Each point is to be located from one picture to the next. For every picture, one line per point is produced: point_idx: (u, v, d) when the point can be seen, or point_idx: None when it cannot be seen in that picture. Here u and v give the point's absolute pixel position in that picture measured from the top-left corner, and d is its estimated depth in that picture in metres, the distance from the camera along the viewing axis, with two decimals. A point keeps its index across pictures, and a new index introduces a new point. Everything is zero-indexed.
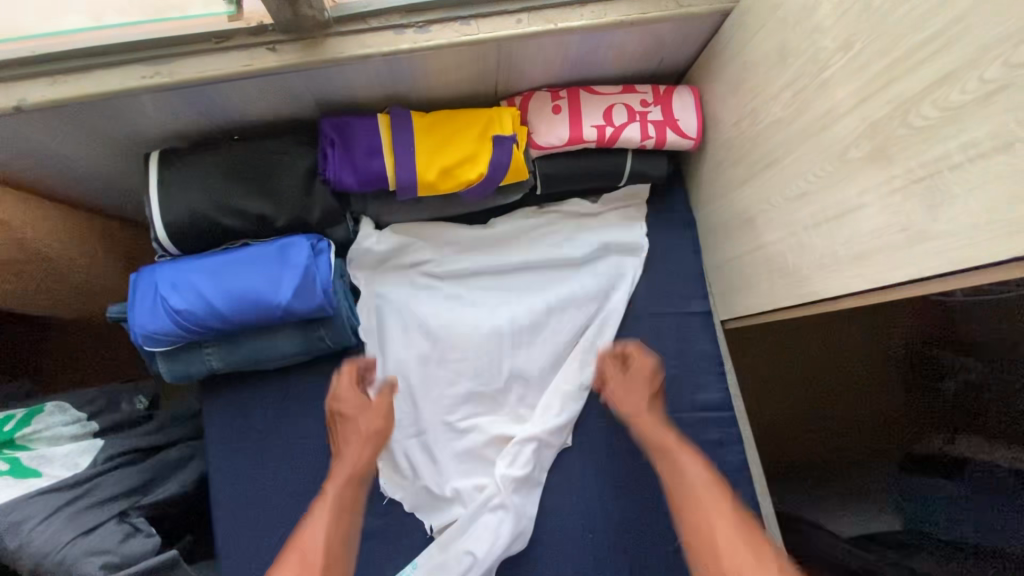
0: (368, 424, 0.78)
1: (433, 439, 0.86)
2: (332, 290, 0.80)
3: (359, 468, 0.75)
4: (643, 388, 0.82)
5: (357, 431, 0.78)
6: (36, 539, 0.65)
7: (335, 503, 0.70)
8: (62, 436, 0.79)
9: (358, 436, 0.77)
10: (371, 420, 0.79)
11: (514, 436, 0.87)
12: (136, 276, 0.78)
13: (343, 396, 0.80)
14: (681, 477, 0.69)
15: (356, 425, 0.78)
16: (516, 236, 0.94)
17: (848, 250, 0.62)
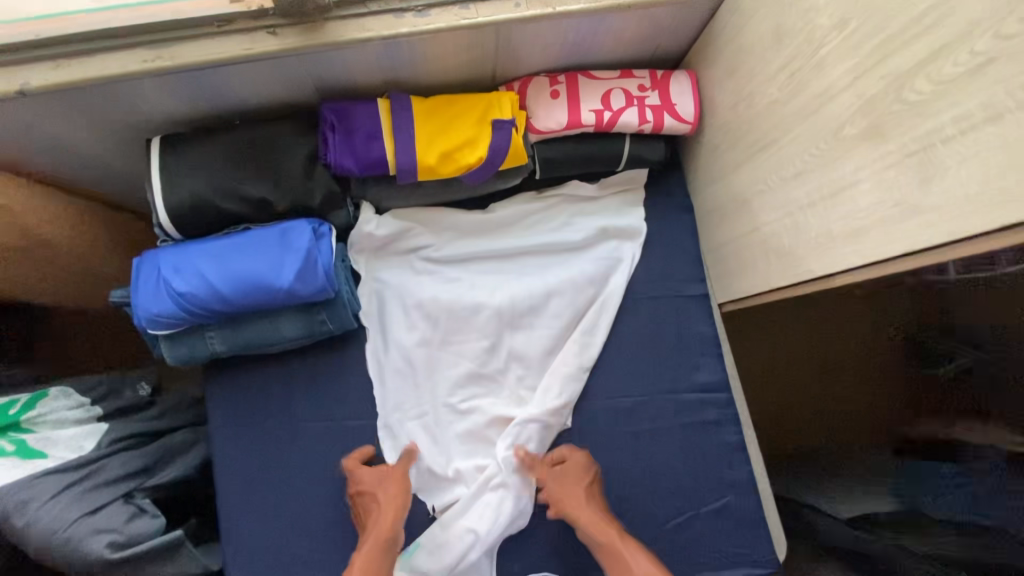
0: (392, 492, 0.81)
1: (437, 419, 0.88)
2: (334, 273, 0.81)
3: (387, 534, 0.78)
4: (577, 485, 0.83)
5: (383, 501, 0.80)
6: (43, 517, 0.66)
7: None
8: (66, 420, 0.79)
9: (383, 504, 0.80)
10: (394, 490, 0.82)
11: (515, 418, 0.88)
12: (139, 260, 0.78)
13: (361, 476, 0.82)
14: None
15: (379, 498, 0.81)
16: (515, 221, 0.95)
17: (843, 227, 0.63)
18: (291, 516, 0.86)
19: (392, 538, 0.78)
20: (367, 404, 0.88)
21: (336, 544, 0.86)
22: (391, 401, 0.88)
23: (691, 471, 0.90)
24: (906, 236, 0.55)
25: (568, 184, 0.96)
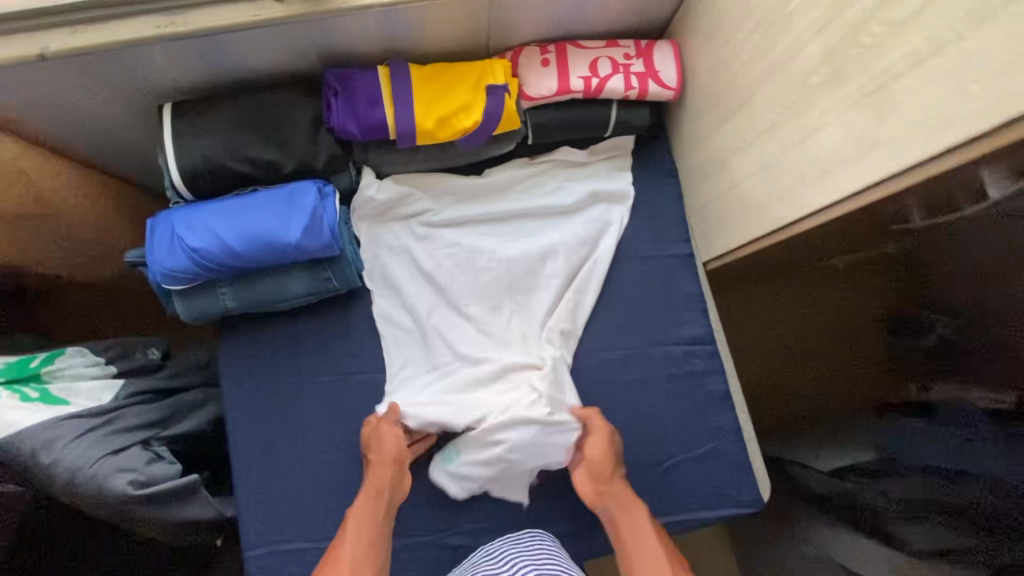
0: (387, 447, 0.83)
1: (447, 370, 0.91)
2: (338, 231, 0.85)
3: (382, 485, 0.82)
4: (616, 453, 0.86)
5: (377, 456, 0.83)
6: (67, 455, 0.70)
7: (358, 522, 0.77)
8: (84, 374, 0.83)
9: (377, 457, 0.83)
10: (389, 444, 0.84)
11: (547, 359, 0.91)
12: (153, 220, 0.83)
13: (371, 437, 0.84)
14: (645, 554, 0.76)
15: (377, 453, 0.83)
16: (509, 186, 0.99)
17: (812, 170, 0.69)
18: (300, 466, 0.90)
19: (388, 487, 0.82)
20: (371, 359, 0.93)
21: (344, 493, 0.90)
22: (396, 356, 0.93)
23: (679, 417, 0.95)
24: (866, 170, 0.61)
25: (560, 150, 1.01)
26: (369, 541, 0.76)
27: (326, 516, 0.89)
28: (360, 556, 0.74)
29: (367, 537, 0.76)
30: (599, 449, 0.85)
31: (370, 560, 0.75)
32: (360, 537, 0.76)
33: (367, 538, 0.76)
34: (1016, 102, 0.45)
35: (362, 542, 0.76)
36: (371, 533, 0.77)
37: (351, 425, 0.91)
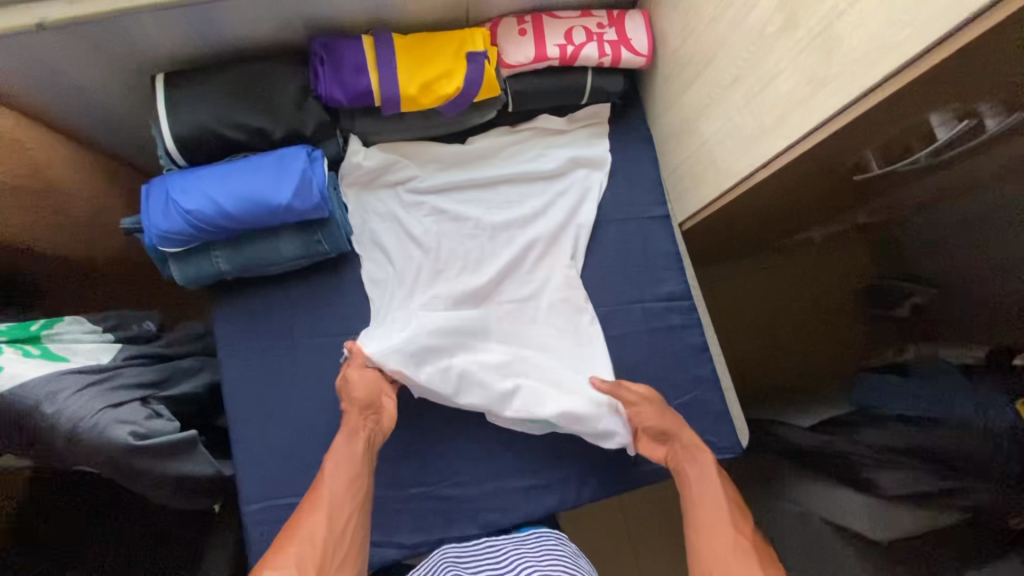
0: (356, 393, 0.85)
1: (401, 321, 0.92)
2: (328, 194, 0.88)
3: (353, 428, 0.85)
4: (666, 409, 0.90)
5: (349, 402, 0.86)
6: (70, 405, 0.73)
7: (336, 465, 0.81)
8: (83, 338, 0.86)
9: (347, 403, 0.86)
10: (359, 391, 0.86)
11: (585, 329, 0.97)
12: (148, 187, 0.86)
13: (349, 380, 0.86)
14: (709, 501, 0.81)
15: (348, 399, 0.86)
16: (491, 153, 1.03)
17: (772, 116, 0.75)
18: (294, 425, 0.92)
19: (362, 427, 0.85)
20: (362, 319, 0.96)
21: None
22: (380, 315, 0.95)
23: (660, 367, 0.99)
24: (822, 105, 0.66)
25: (539, 118, 1.05)
26: (348, 478, 0.80)
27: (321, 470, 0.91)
28: (340, 496, 0.78)
29: (345, 475, 0.80)
30: (653, 409, 0.89)
31: (348, 495, 0.79)
32: (338, 475, 0.80)
33: (346, 474, 0.80)
34: (948, 18, 0.51)
35: (342, 477, 0.80)
36: (348, 470, 0.81)
37: None
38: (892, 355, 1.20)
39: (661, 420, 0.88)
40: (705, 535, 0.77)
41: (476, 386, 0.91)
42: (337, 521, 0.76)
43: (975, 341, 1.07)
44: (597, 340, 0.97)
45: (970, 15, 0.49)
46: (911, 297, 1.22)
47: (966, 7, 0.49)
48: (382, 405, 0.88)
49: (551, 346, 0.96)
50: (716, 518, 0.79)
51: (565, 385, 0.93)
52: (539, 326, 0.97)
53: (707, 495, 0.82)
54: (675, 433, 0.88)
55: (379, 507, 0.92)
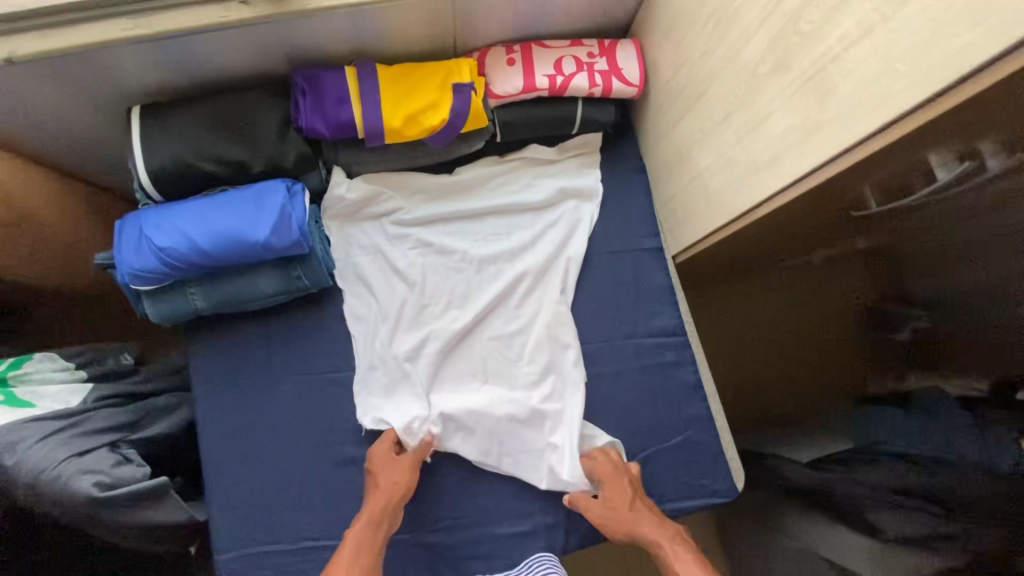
0: (398, 476, 0.83)
1: (400, 368, 0.91)
2: (308, 229, 0.85)
3: (380, 514, 0.80)
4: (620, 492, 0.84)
5: (382, 484, 0.83)
6: (32, 456, 0.70)
7: (356, 546, 0.76)
8: (52, 378, 0.83)
9: (381, 486, 0.82)
10: (397, 476, 0.83)
11: (571, 366, 0.94)
12: (121, 222, 0.83)
13: (378, 458, 0.85)
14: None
15: (383, 479, 0.83)
16: (478, 183, 1.01)
17: (766, 155, 0.72)
18: (271, 469, 0.88)
19: (388, 513, 0.81)
20: (344, 356, 0.93)
21: (312, 498, 0.87)
22: (362, 353, 0.92)
23: (652, 406, 0.96)
24: (816, 150, 0.64)
25: (528, 147, 1.02)
26: (366, 565, 0.75)
27: (295, 516, 0.87)
28: None
29: (362, 564, 0.74)
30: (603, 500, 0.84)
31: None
32: (358, 561, 0.75)
33: (365, 563, 0.75)
34: (943, 73, 0.48)
35: (359, 566, 0.74)
36: (367, 559, 0.75)
37: (324, 423, 0.90)
38: (891, 382, 1.17)
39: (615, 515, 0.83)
40: None
41: (467, 429, 0.90)
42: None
43: (976, 371, 1.03)
44: (578, 385, 0.92)
45: (966, 73, 0.46)
46: (912, 321, 1.16)
47: (962, 63, 0.46)
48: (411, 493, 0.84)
49: (534, 388, 0.92)
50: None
51: (550, 427, 0.91)
52: (523, 365, 0.93)
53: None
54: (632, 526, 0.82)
55: None
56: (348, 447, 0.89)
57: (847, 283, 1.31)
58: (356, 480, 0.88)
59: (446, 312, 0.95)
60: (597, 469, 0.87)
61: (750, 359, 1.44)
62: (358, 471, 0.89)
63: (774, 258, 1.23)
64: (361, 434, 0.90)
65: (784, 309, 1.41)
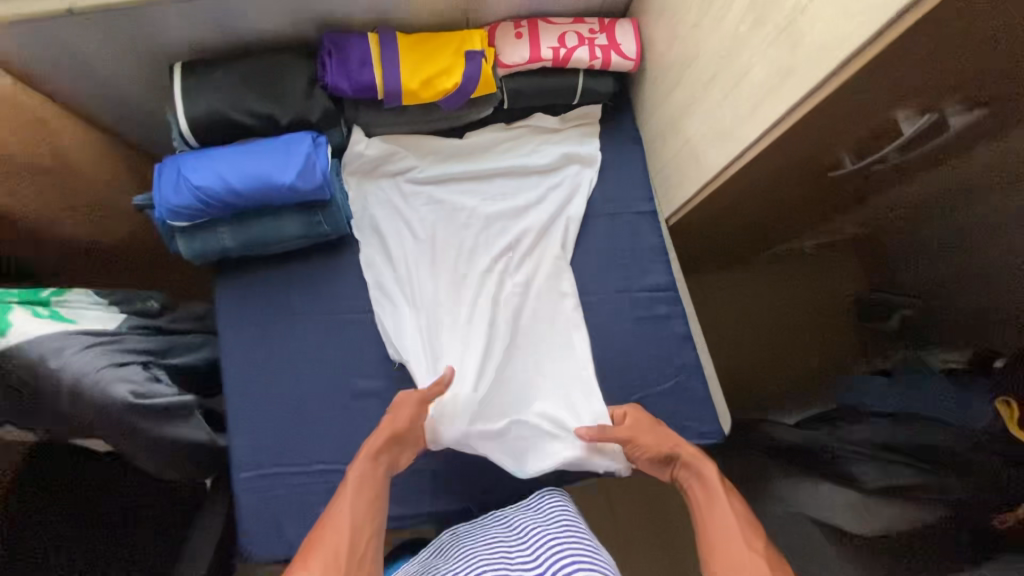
0: (400, 418, 0.86)
1: (390, 305, 0.99)
2: (330, 177, 0.93)
3: (379, 450, 0.84)
4: (660, 427, 0.92)
5: (389, 423, 0.86)
6: (74, 361, 0.76)
7: (356, 484, 0.80)
8: (90, 304, 0.90)
9: (384, 425, 0.85)
10: (403, 413, 0.87)
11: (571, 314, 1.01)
12: (160, 165, 0.91)
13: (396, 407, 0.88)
14: (721, 522, 0.79)
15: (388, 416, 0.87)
16: (487, 147, 1.09)
17: (749, 106, 0.80)
18: (289, 399, 0.95)
19: (388, 453, 0.85)
20: (358, 299, 1.00)
21: (327, 426, 0.94)
22: (377, 295, 0.99)
23: (644, 353, 1.03)
24: (791, 94, 0.72)
25: (533, 116, 1.11)
26: (367, 502, 0.79)
27: (311, 442, 0.93)
28: (359, 520, 0.77)
29: (368, 495, 0.80)
30: (648, 431, 0.90)
31: (370, 515, 0.79)
32: (359, 499, 0.79)
33: (364, 500, 0.79)
34: (893, 6, 0.57)
35: (359, 505, 0.79)
36: (369, 495, 0.80)
37: (339, 359, 0.97)
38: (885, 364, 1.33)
39: (661, 442, 0.89)
40: (724, 553, 0.75)
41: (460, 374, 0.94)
42: (358, 543, 0.75)
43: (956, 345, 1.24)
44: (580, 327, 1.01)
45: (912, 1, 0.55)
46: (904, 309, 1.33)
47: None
48: (416, 434, 0.88)
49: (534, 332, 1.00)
50: (729, 541, 0.76)
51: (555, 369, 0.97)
52: (524, 312, 1.01)
53: (719, 517, 0.80)
54: (677, 451, 0.89)
55: None
56: (361, 381, 0.96)
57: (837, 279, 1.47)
58: (367, 411, 0.95)
59: (454, 282, 1.01)
60: (639, 417, 0.91)
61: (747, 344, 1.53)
62: (370, 403, 0.95)
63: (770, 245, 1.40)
64: (374, 368, 0.97)
65: (774, 301, 1.53)
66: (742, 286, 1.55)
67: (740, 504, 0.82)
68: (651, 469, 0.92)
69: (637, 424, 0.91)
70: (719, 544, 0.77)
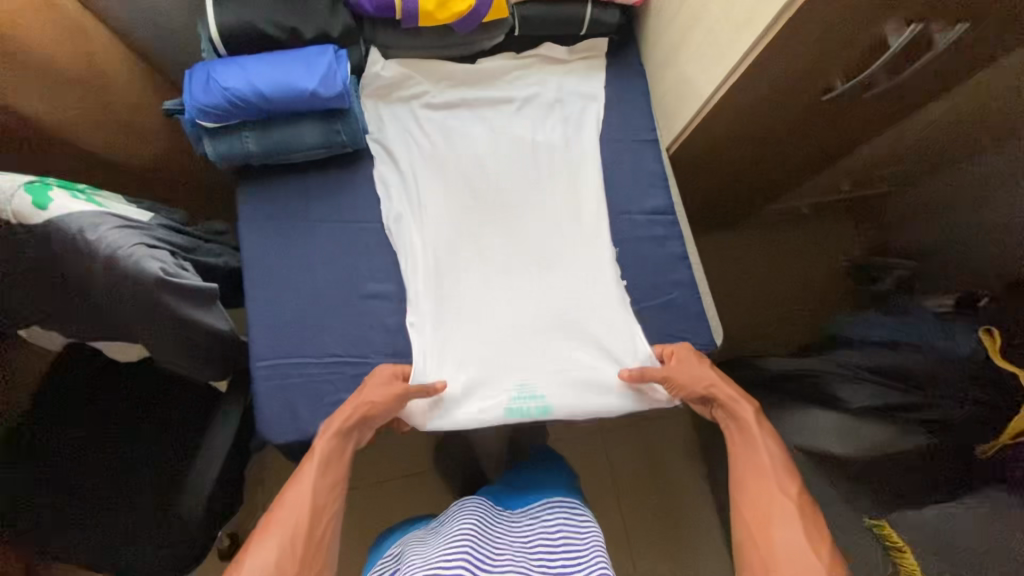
0: (373, 396, 0.89)
1: (398, 219, 1.04)
2: (350, 87, 0.98)
3: (350, 431, 0.87)
4: (700, 367, 0.96)
5: (363, 401, 0.88)
6: (111, 236, 0.82)
7: (323, 461, 0.84)
8: (123, 203, 0.96)
9: (358, 405, 0.88)
10: (376, 397, 0.89)
11: (578, 235, 1.06)
12: (191, 72, 0.97)
13: (371, 380, 0.92)
14: (754, 461, 0.88)
15: (365, 393, 0.89)
16: (498, 74, 1.15)
17: (745, 17, 0.86)
18: (303, 298, 1.00)
19: (356, 434, 0.88)
20: (371, 210, 1.05)
21: (340, 323, 0.99)
22: (392, 209, 1.05)
23: (642, 270, 1.07)
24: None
25: (543, 46, 1.16)
26: (332, 481, 0.84)
27: (325, 337, 0.98)
28: (321, 499, 0.81)
29: (331, 475, 0.84)
30: (685, 371, 0.95)
31: (330, 496, 0.83)
32: (324, 476, 0.83)
33: (329, 481, 0.83)
34: None
35: (323, 482, 0.83)
36: (332, 477, 0.84)
37: (353, 263, 1.02)
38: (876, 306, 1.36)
39: (696, 382, 0.94)
40: (757, 491, 0.84)
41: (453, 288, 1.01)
42: (315, 524, 0.79)
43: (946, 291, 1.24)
44: (611, 271, 1.04)
45: None
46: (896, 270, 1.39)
47: None
48: (381, 417, 0.90)
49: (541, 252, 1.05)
50: (761, 474, 0.86)
51: (563, 287, 1.03)
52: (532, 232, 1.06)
53: (753, 455, 0.89)
54: (712, 391, 0.94)
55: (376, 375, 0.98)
56: (374, 284, 1.01)
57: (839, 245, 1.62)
58: (377, 312, 1.00)
59: (465, 237, 1.04)
60: (685, 356, 0.97)
61: (738, 298, 1.60)
62: (381, 305, 1.01)
63: (767, 201, 1.52)
64: (386, 273, 1.02)
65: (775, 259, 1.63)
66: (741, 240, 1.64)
67: (773, 446, 0.89)
68: (693, 404, 0.99)
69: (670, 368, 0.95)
70: (750, 479, 0.86)
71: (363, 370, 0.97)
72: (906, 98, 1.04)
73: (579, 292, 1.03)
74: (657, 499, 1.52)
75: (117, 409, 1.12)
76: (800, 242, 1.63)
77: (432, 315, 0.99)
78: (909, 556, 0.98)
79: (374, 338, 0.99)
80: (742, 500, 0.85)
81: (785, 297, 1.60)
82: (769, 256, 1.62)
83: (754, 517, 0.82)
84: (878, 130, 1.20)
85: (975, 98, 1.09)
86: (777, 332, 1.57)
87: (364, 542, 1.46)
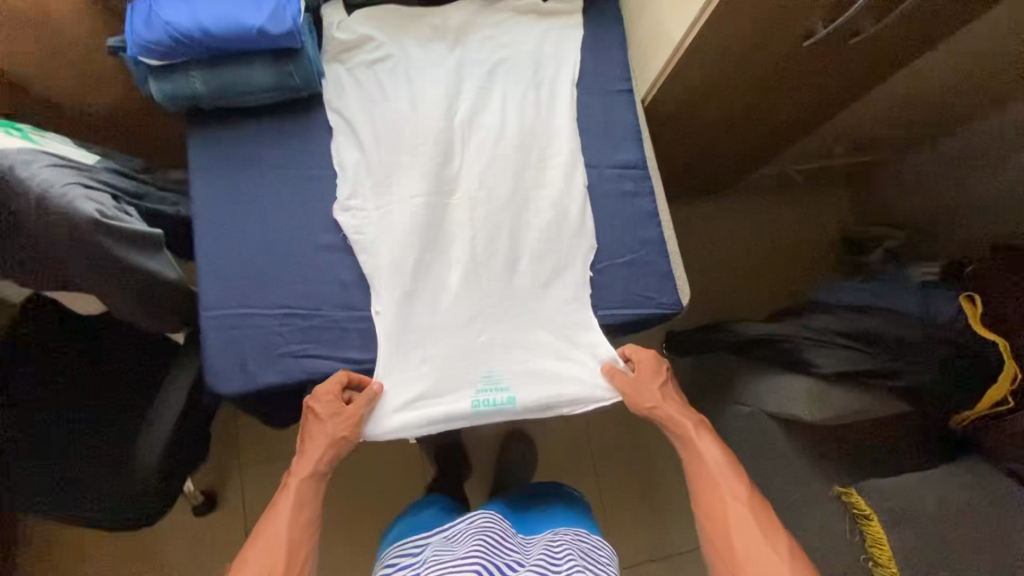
0: (337, 429, 0.89)
1: (352, 187, 0.99)
2: (302, 26, 0.93)
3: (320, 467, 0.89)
4: (652, 384, 0.94)
5: (326, 437, 0.89)
6: (43, 174, 0.79)
7: (297, 501, 0.85)
8: (67, 144, 0.94)
9: (326, 445, 0.89)
10: (342, 429, 0.89)
11: (543, 207, 1.01)
12: (133, 7, 0.92)
13: (321, 397, 0.89)
14: (700, 476, 0.86)
15: (324, 427, 0.89)
16: (465, 21, 1.09)
17: None
18: (258, 245, 0.97)
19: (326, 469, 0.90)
20: (325, 158, 1.01)
21: (293, 274, 0.96)
22: (348, 173, 0.99)
23: (608, 227, 1.03)
24: None
25: None
26: (306, 519, 0.84)
27: (275, 288, 0.96)
28: (296, 538, 0.82)
29: (305, 514, 0.85)
30: (639, 385, 0.94)
31: (306, 533, 0.83)
32: (298, 515, 0.84)
33: (302, 519, 0.84)
34: None
35: (299, 520, 0.84)
36: (307, 514, 0.85)
37: (308, 213, 0.99)
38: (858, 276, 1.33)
39: (645, 398, 0.93)
40: (711, 519, 0.82)
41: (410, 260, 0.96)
42: (292, 563, 0.79)
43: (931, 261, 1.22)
44: (580, 258, 1.00)
45: None
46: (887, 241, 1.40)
47: None
48: (348, 446, 0.91)
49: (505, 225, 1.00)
50: (717, 499, 0.83)
51: (529, 263, 0.99)
52: (495, 203, 1.00)
53: (701, 478, 0.86)
54: (656, 411, 0.93)
55: (329, 326, 0.95)
56: (328, 235, 0.98)
57: (829, 215, 1.56)
58: (331, 264, 0.97)
59: (426, 207, 0.98)
60: (648, 365, 0.95)
61: (721, 265, 1.55)
62: (334, 257, 0.97)
63: (754, 165, 1.46)
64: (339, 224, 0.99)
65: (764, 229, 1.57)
66: (727, 206, 1.58)
67: (717, 452, 0.88)
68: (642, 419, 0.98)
69: (630, 381, 0.94)
70: (705, 498, 0.84)
71: (313, 322, 0.95)
72: (894, 45, 0.97)
73: (545, 271, 0.99)
74: (631, 466, 1.52)
75: (76, 359, 1.11)
76: (791, 210, 1.57)
77: (383, 289, 0.95)
78: (876, 524, 0.93)
79: (327, 291, 0.96)
80: (706, 525, 0.83)
81: (770, 266, 1.55)
82: (756, 224, 1.57)
83: (719, 544, 0.80)
84: (869, 88, 1.14)
85: (975, 48, 1.02)
86: (760, 303, 1.53)
87: (335, 500, 1.47)
